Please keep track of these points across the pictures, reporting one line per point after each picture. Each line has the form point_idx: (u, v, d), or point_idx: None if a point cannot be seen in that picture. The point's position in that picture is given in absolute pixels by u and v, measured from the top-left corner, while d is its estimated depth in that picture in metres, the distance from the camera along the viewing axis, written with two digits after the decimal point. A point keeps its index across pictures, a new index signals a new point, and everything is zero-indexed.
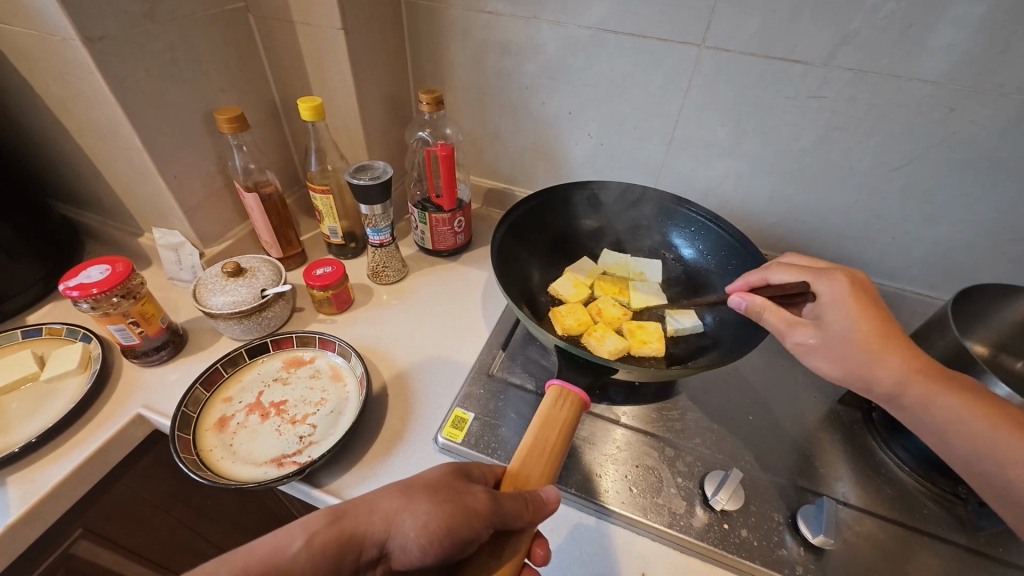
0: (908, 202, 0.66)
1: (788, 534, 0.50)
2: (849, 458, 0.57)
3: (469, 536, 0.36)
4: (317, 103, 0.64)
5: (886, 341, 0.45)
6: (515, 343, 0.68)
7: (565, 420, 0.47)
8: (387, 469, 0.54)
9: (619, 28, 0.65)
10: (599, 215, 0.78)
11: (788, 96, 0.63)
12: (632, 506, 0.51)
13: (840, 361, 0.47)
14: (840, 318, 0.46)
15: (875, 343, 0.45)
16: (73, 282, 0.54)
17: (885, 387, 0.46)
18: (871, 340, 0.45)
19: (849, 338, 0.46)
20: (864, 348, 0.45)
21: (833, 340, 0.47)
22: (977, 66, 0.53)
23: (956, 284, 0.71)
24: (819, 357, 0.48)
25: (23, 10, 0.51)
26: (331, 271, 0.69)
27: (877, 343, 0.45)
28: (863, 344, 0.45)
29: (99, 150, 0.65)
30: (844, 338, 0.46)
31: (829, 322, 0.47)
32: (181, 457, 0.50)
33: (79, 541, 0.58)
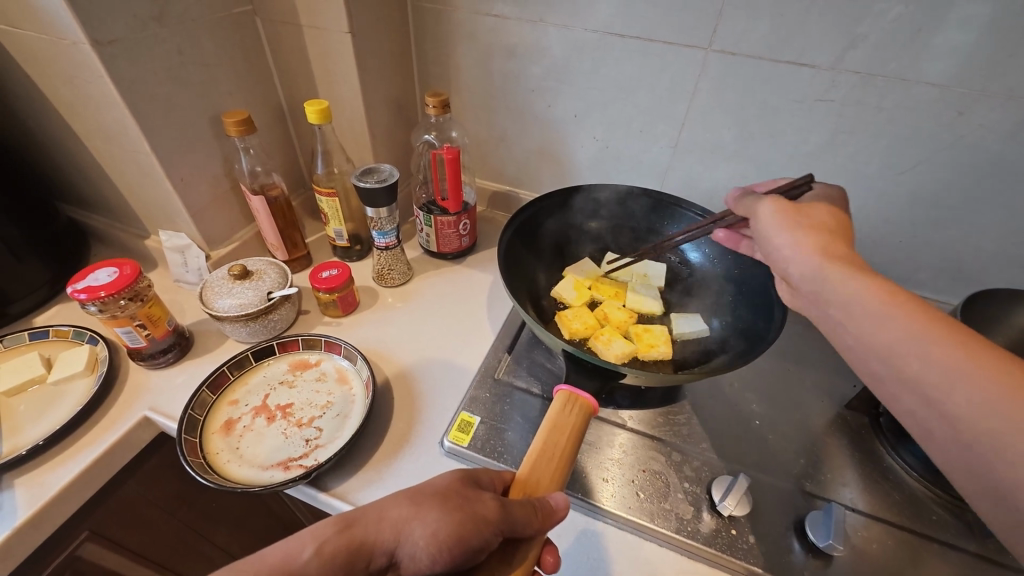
0: (916, 206, 0.66)
1: (795, 540, 0.50)
2: (857, 464, 0.56)
3: (478, 544, 0.36)
4: (323, 106, 0.64)
5: (839, 241, 0.43)
6: (521, 346, 0.68)
7: (574, 426, 0.47)
8: (394, 473, 0.54)
9: (625, 31, 0.65)
10: (607, 213, 0.77)
11: (795, 100, 0.63)
12: (638, 511, 0.51)
13: (799, 226, 0.45)
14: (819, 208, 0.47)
15: (838, 231, 0.45)
16: (80, 285, 0.54)
17: (833, 275, 0.41)
18: (829, 236, 0.43)
19: (818, 229, 0.44)
20: (829, 232, 0.44)
21: (805, 212, 0.46)
22: (986, 71, 0.53)
23: (964, 289, 0.71)
24: (788, 244, 0.44)
25: (33, 13, 0.52)
26: (337, 274, 0.69)
27: (837, 240, 0.43)
28: (826, 239, 0.43)
29: (106, 153, 0.65)
30: (814, 229, 0.44)
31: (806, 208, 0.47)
32: (187, 461, 0.50)
33: (84, 544, 0.58)
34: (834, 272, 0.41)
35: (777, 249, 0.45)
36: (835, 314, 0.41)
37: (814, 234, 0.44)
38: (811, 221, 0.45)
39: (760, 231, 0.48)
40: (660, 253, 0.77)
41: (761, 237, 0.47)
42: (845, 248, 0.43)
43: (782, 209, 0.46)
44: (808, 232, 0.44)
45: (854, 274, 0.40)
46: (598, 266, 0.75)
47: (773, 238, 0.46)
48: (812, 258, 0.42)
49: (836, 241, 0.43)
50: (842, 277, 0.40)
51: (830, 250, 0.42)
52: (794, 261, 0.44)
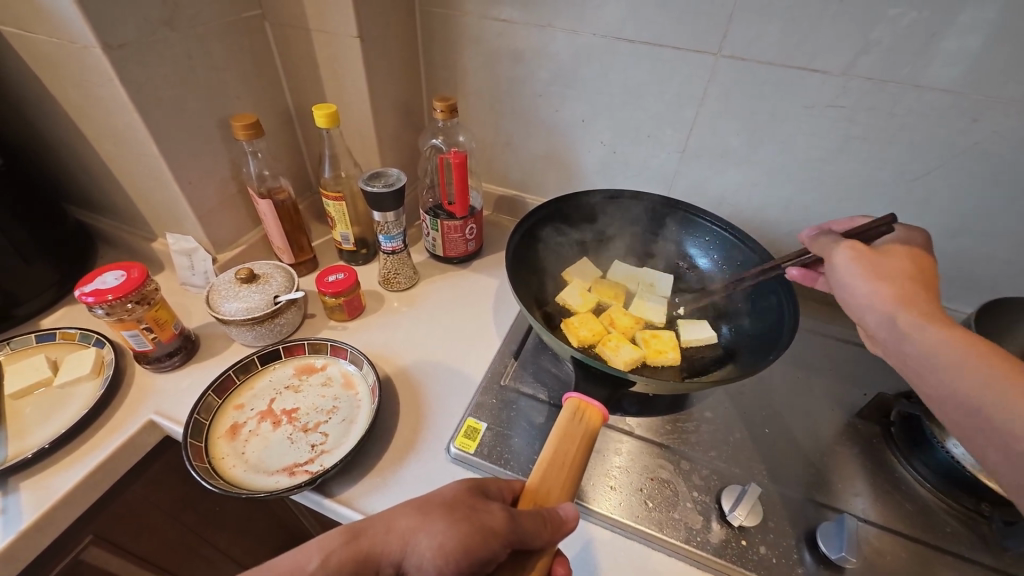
0: (927, 212, 0.65)
1: (806, 552, 0.49)
2: (868, 474, 0.56)
3: (486, 555, 0.35)
4: (332, 110, 0.64)
5: (919, 290, 0.43)
6: (527, 351, 0.67)
7: (585, 435, 0.46)
8: (399, 480, 0.53)
9: (634, 36, 0.65)
10: (623, 218, 0.76)
11: (805, 105, 0.62)
12: (646, 520, 0.50)
13: (874, 270, 0.45)
14: (896, 253, 0.46)
15: (918, 277, 0.45)
16: (88, 288, 0.54)
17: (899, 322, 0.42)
18: (906, 284, 0.43)
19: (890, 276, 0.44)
20: (905, 276, 0.44)
21: (879, 255, 0.46)
22: (998, 77, 0.53)
23: (978, 297, 0.70)
24: (860, 284, 0.45)
25: (46, 17, 0.52)
26: (343, 278, 0.69)
27: (914, 287, 0.43)
28: (903, 285, 0.43)
29: (115, 155, 0.65)
30: (885, 274, 0.44)
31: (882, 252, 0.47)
32: (193, 466, 0.50)
33: (89, 548, 0.57)
34: (911, 322, 0.41)
35: (851, 290, 0.46)
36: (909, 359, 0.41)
37: (889, 281, 0.44)
38: (886, 267, 0.45)
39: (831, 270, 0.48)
40: (668, 259, 0.76)
41: (831, 275, 0.48)
42: (923, 292, 0.43)
43: (858, 254, 0.47)
44: (884, 278, 0.44)
45: (930, 324, 0.41)
46: (605, 274, 0.75)
47: (849, 279, 0.46)
48: (887, 303, 0.43)
49: (918, 288, 0.43)
50: (921, 329, 0.41)
51: (910, 298, 0.42)
52: (870, 305, 0.44)
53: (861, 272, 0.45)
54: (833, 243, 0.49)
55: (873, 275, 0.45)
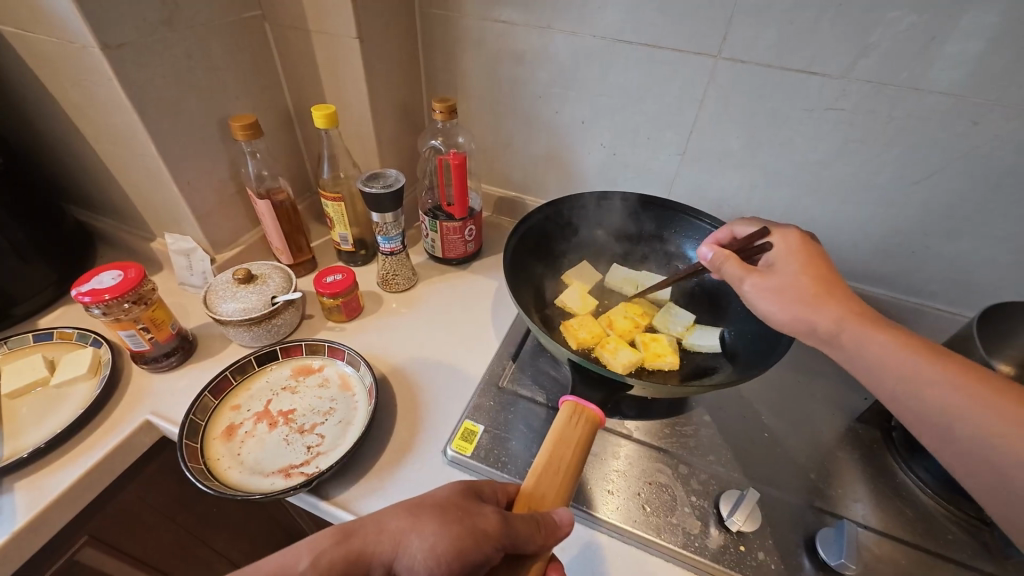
0: (929, 216, 0.64)
1: (805, 558, 0.48)
2: (867, 479, 0.55)
3: (477, 558, 0.35)
4: (330, 111, 0.64)
5: (822, 292, 0.46)
6: (525, 354, 0.67)
7: (581, 438, 0.46)
8: (395, 482, 0.53)
9: (634, 38, 0.65)
10: (621, 221, 0.76)
11: (805, 108, 0.62)
12: (644, 525, 0.49)
13: (786, 299, 0.46)
14: (790, 266, 0.48)
15: (816, 273, 0.47)
16: (85, 288, 0.54)
17: (825, 329, 0.45)
18: (809, 291, 0.46)
19: (791, 287, 0.47)
20: (815, 289, 0.46)
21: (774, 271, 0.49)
22: (1001, 80, 0.52)
23: (980, 301, 0.69)
24: (769, 302, 0.47)
25: (45, 18, 0.52)
26: (341, 279, 0.68)
27: (819, 288, 0.46)
28: (804, 293, 0.46)
29: (113, 156, 0.65)
30: (787, 286, 0.47)
31: (781, 269, 0.49)
32: (188, 466, 0.50)
33: (84, 549, 0.57)
34: (853, 333, 0.43)
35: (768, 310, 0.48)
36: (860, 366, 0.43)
37: (805, 303, 0.46)
38: (792, 288, 0.47)
39: (751, 304, 0.49)
40: (668, 261, 0.76)
41: (754, 311, 0.49)
42: (828, 290, 0.46)
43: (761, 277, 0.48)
44: (801, 303, 0.46)
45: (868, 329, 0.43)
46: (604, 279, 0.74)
47: (762, 303, 0.48)
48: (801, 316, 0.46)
49: (829, 299, 0.45)
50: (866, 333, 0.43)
51: (816, 306, 0.45)
52: (808, 329, 0.46)
53: (781, 304, 0.47)
54: (738, 279, 0.49)
55: (793, 303, 0.46)
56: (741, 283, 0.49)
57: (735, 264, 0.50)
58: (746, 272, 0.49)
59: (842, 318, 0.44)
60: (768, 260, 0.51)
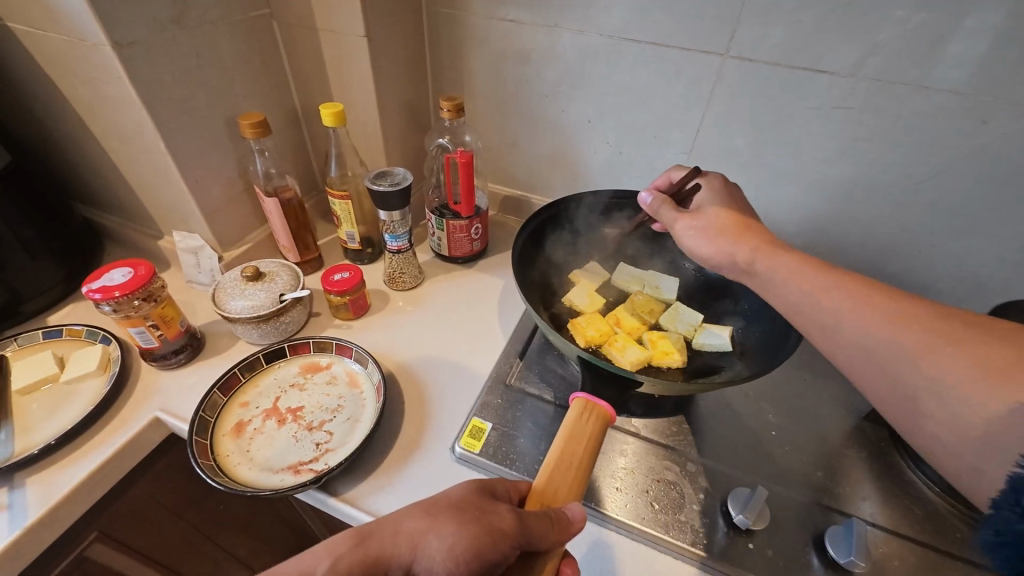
0: (937, 215, 0.64)
1: (814, 556, 0.48)
2: (875, 477, 0.55)
3: (496, 558, 0.35)
4: (338, 109, 0.64)
5: (741, 228, 0.52)
6: (533, 352, 0.67)
7: (592, 435, 0.46)
8: (404, 479, 0.53)
9: (640, 37, 0.65)
10: (631, 220, 0.75)
11: (814, 106, 0.62)
12: (652, 522, 0.50)
13: (711, 234, 0.53)
14: (714, 208, 0.54)
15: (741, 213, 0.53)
16: (95, 285, 0.54)
17: (743, 259, 0.50)
18: (730, 227, 0.52)
19: (717, 222, 0.53)
20: (734, 224, 0.52)
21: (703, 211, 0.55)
22: (1011, 79, 0.52)
23: (988, 300, 0.69)
24: (697, 238, 0.54)
25: (55, 16, 0.52)
26: (348, 277, 0.69)
27: (738, 225, 0.52)
28: (725, 227, 0.52)
29: (122, 154, 0.65)
30: (714, 222, 0.53)
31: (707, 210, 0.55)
32: (198, 463, 0.50)
33: (93, 545, 0.57)
34: (764, 262, 0.49)
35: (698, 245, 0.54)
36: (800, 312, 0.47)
37: (727, 236, 0.52)
38: (716, 224, 0.53)
39: (684, 243, 0.55)
40: (675, 260, 0.76)
41: (685, 248, 0.55)
42: (753, 226, 0.52)
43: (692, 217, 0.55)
44: (724, 237, 0.52)
45: (782, 258, 0.48)
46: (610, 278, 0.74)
47: (691, 240, 0.54)
48: (726, 248, 0.52)
49: (748, 232, 0.51)
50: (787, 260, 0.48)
51: (738, 237, 0.51)
52: (729, 262, 0.52)
53: (706, 239, 0.53)
54: (673, 221, 0.56)
55: (716, 237, 0.52)
56: (674, 223, 0.56)
57: (670, 207, 0.56)
58: (679, 214, 0.56)
59: (755, 250, 0.50)
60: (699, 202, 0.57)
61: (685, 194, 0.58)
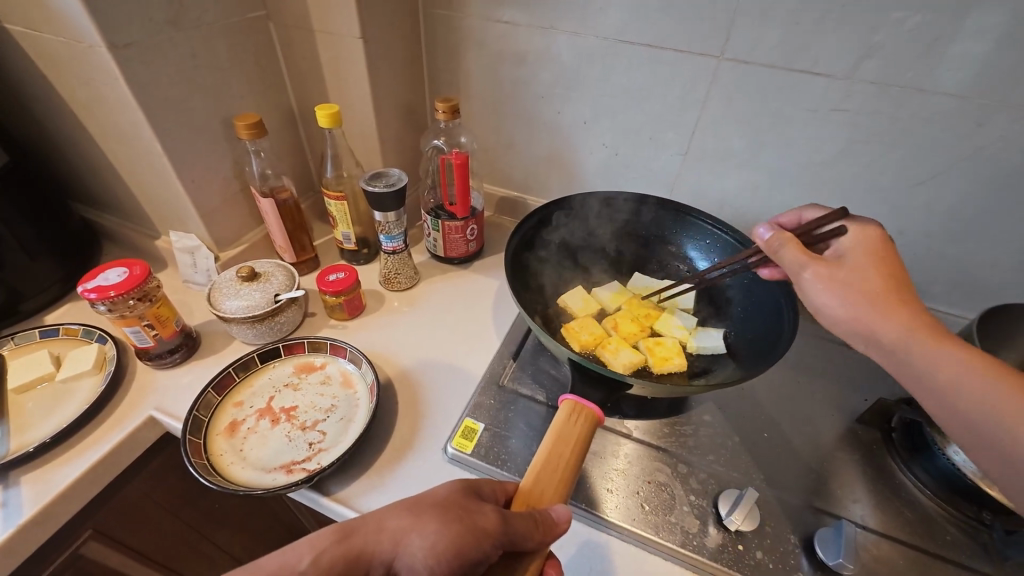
0: (932, 217, 0.64)
1: (803, 557, 0.49)
2: (867, 480, 0.55)
3: (477, 556, 0.35)
4: (334, 110, 0.65)
5: (897, 296, 0.43)
6: (526, 353, 0.67)
7: (580, 436, 0.46)
8: (396, 479, 0.53)
9: (637, 39, 0.65)
10: (624, 221, 0.76)
11: (809, 108, 0.62)
12: (643, 523, 0.50)
13: (850, 292, 0.44)
14: (862, 262, 0.46)
15: (899, 280, 0.44)
16: (91, 284, 0.54)
17: (891, 336, 0.42)
18: (881, 291, 0.43)
19: (864, 281, 0.44)
20: (886, 290, 0.43)
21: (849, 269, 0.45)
22: (1006, 82, 0.52)
23: (981, 302, 0.69)
24: (830, 293, 0.44)
25: (53, 17, 0.52)
26: (343, 278, 0.69)
27: (891, 291, 0.43)
28: (877, 291, 0.43)
29: (120, 154, 0.65)
30: (862, 280, 0.44)
31: (853, 265, 0.46)
32: (191, 462, 0.50)
33: (88, 543, 0.58)
34: (923, 349, 0.40)
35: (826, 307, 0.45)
36: (920, 384, 0.41)
37: (873, 302, 0.43)
38: (860, 284, 0.44)
39: (807, 296, 0.46)
40: (669, 262, 0.76)
41: (809, 303, 0.46)
42: (914, 302, 0.43)
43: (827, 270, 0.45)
44: (870, 301, 0.43)
45: (947, 348, 0.40)
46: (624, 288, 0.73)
47: (818, 297, 0.45)
48: (861, 312, 0.43)
49: (902, 304, 0.43)
50: (948, 353, 0.40)
51: (890, 306, 0.42)
52: (869, 335, 0.43)
53: (843, 299, 0.44)
54: (799, 267, 0.46)
55: (856, 300, 0.43)
56: (800, 269, 0.47)
57: (796, 251, 0.47)
58: (810, 260, 0.46)
59: (913, 328, 0.41)
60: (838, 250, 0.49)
61: (819, 238, 0.50)
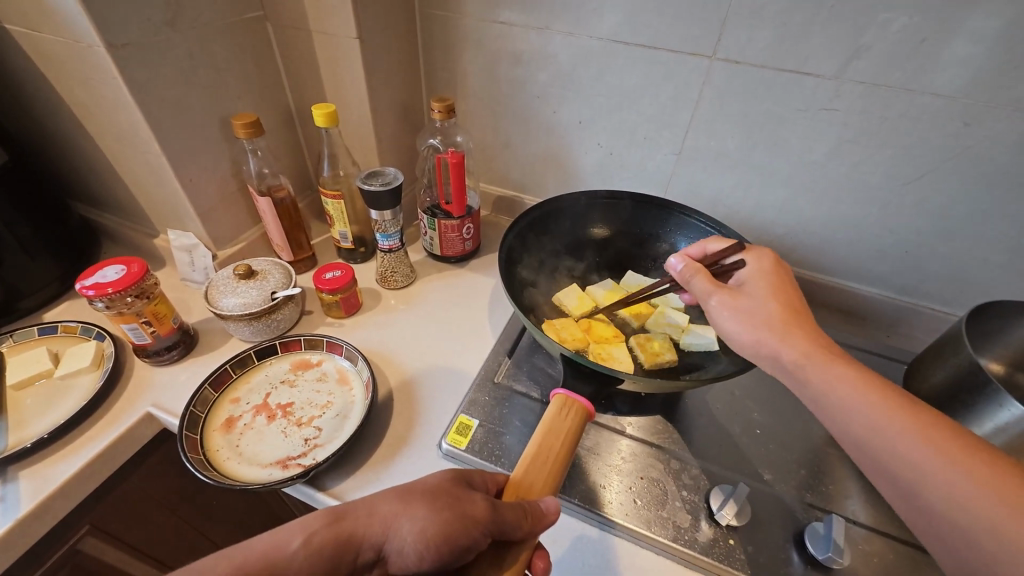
0: (923, 216, 0.65)
1: (794, 552, 0.49)
2: (859, 476, 0.56)
3: (467, 543, 0.36)
4: (330, 109, 0.65)
5: (790, 322, 0.47)
6: (521, 351, 0.68)
7: (571, 430, 0.47)
8: (391, 474, 0.54)
9: (630, 39, 0.66)
10: (618, 220, 0.77)
11: (800, 108, 0.63)
12: (636, 518, 0.50)
13: (751, 321, 0.48)
14: (759, 288, 0.50)
15: (792, 305, 0.48)
16: (89, 282, 0.55)
17: (791, 364, 0.45)
18: (777, 319, 0.47)
19: (759, 308, 0.48)
20: (781, 316, 0.47)
21: (747, 297, 0.50)
22: (993, 82, 0.53)
23: (971, 300, 0.70)
24: (731, 320, 0.49)
25: (51, 17, 0.53)
26: (340, 275, 0.69)
27: (785, 316, 0.47)
28: (772, 319, 0.47)
29: (118, 153, 0.66)
30: (758, 306, 0.49)
31: (750, 292, 0.50)
32: (187, 457, 0.51)
33: (85, 538, 0.58)
34: (818, 373, 0.44)
35: (732, 333, 0.49)
36: (830, 414, 0.43)
37: (771, 328, 0.47)
38: (758, 310, 0.48)
39: (717, 323, 0.51)
40: (662, 259, 0.76)
41: (719, 330, 0.50)
42: (809, 326, 0.47)
43: (727, 298, 0.50)
44: (769, 329, 0.47)
45: (846, 375, 0.43)
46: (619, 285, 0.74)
47: (724, 323, 0.50)
48: (761, 339, 0.47)
49: (797, 328, 0.47)
50: (846, 381, 0.43)
51: (784, 334, 0.46)
52: (771, 356, 0.47)
53: (745, 327, 0.48)
54: (705, 295, 0.51)
55: (758, 324, 0.48)
56: (708, 298, 0.51)
57: (704, 280, 0.52)
58: (712, 288, 0.51)
59: (808, 354, 0.45)
60: (740, 279, 0.52)
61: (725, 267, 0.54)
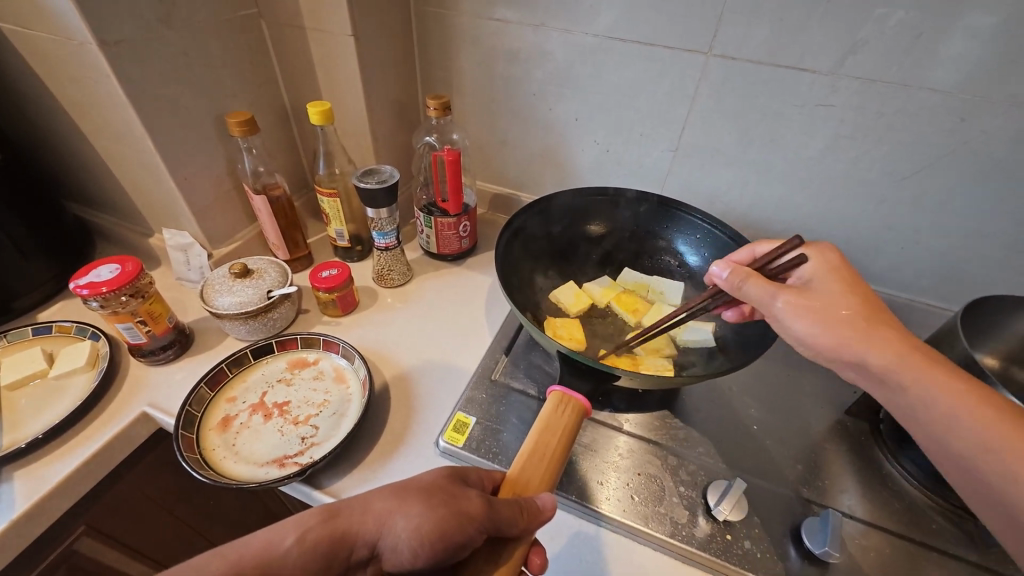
0: (919, 211, 0.65)
1: (791, 547, 0.49)
2: (855, 470, 0.56)
3: (461, 539, 0.36)
4: (326, 107, 0.65)
5: (871, 321, 0.46)
6: (518, 349, 0.68)
7: (567, 427, 0.46)
8: (388, 472, 0.54)
9: (627, 36, 0.66)
10: (614, 217, 0.76)
11: (797, 104, 0.63)
12: (633, 515, 0.50)
13: (823, 321, 0.46)
14: (828, 286, 0.48)
15: (865, 302, 0.47)
16: (83, 281, 0.54)
17: (876, 368, 0.44)
18: (855, 320, 0.46)
19: (829, 307, 0.47)
20: (858, 315, 0.46)
21: (817, 296, 0.48)
22: (988, 77, 0.53)
23: (967, 295, 0.70)
24: (801, 321, 0.47)
25: (43, 14, 0.53)
26: (336, 274, 0.69)
27: (862, 315, 0.46)
28: (844, 319, 0.46)
29: (113, 152, 0.66)
30: (826, 305, 0.47)
31: (818, 290, 0.49)
32: (183, 456, 0.50)
33: (80, 539, 0.58)
34: (908, 375, 0.43)
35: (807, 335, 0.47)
36: (917, 417, 0.44)
37: (850, 327, 0.45)
38: (828, 308, 0.47)
39: (785, 325, 0.49)
40: (658, 256, 0.77)
41: (789, 332, 0.48)
42: (890, 324, 0.46)
43: (795, 298, 0.48)
44: (848, 330, 0.45)
45: (937, 376, 0.43)
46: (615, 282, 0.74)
47: (795, 325, 0.48)
48: (841, 340, 0.45)
49: (880, 327, 0.45)
50: (935, 382, 0.42)
51: (864, 334, 0.45)
52: (856, 361, 0.45)
53: (822, 327, 0.46)
54: (768, 296, 0.49)
55: (833, 324, 0.46)
56: (772, 298, 0.49)
57: (760, 283, 0.50)
58: (775, 288, 0.49)
59: (897, 356, 0.44)
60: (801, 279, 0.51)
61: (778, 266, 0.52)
